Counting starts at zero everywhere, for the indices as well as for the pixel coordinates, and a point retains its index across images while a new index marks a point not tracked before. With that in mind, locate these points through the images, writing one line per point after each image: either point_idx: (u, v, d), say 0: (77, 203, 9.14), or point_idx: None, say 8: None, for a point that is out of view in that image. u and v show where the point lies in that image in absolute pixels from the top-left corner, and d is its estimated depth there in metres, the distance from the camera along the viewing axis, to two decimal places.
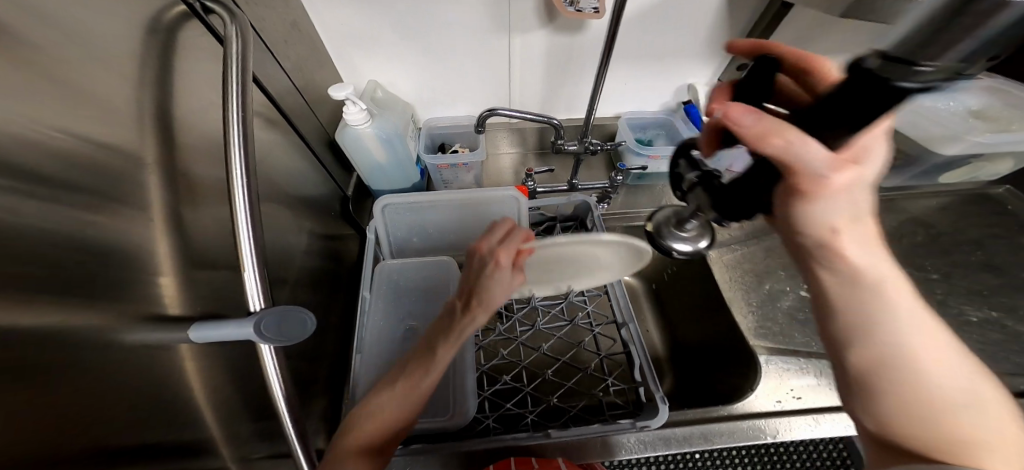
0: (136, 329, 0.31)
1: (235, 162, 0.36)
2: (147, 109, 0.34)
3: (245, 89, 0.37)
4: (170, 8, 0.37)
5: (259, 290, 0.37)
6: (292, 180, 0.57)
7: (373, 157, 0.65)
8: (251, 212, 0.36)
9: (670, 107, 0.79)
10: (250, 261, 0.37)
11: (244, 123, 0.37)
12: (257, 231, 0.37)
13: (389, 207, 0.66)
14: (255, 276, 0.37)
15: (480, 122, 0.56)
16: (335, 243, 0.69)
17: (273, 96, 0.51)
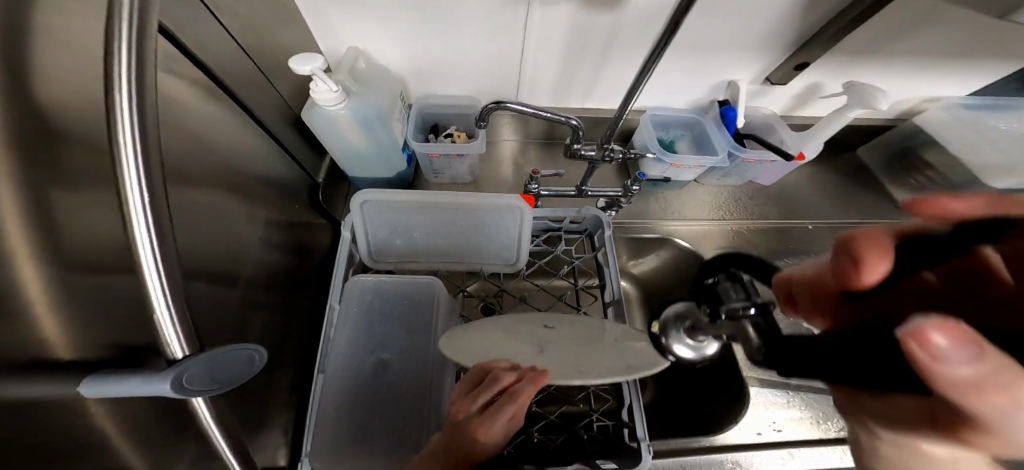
0: (10, 383, 0.23)
1: (121, 167, 0.23)
2: (26, 80, 0.24)
3: (140, 46, 0.24)
4: None
5: (173, 320, 0.27)
6: (242, 164, 0.47)
7: (350, 139, 0.56)
8: (155, 211, 0.25)
9: (702, 106, 0.69)
10: (158, 280, 0.26)
11: (139, 70, 0.24)
12: (166, 240, 0.25)
13: (368, 204, 0.56)
14: (166, 302, 0.26)
15: (483, 114, 0.46)
16: (298, 234, 0.62)
17: (208, 67, 0.40)
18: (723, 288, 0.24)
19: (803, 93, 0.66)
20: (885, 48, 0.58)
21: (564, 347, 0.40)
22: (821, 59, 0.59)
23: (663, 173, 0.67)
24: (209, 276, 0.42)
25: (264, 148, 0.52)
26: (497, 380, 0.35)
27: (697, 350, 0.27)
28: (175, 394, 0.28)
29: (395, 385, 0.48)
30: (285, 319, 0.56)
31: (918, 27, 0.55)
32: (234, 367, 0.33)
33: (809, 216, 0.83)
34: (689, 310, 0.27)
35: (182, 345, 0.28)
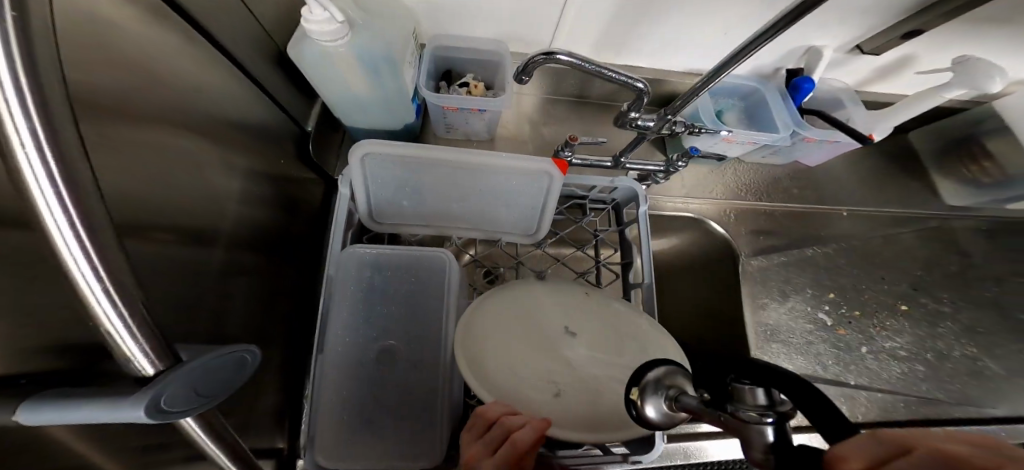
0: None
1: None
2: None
3: None
4: None
5: (125, 324, 0.19)
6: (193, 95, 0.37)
7: (350, 84, 0.45)
8: (57, 150, 0.15)
9: (765, 74, 0.59)
10: (84, 264, 0.17)
11: None
12: (85, 197, 0.16)
13: (370, 158, 0.48)
14: (107, 297, 0.18)
15: (527, 67, 0.37)
16: (282, 187, 0.53)
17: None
18: (737, 387, 0.20)
19: (889, 67, 0.57)
20: (1006, 24, 0.50)
21: (575, 380, 0.44)
22: (942, 27, 0.49)
23: (710, 147, 0.59)
24: (179, 245, 0.35)
25: (231, 86, 0.43)
26: (504, 425, 0.36)
27: (661, 414, 0.23)
28: (153, 421, 0.21)
29: (406, 371, 0.44)
30: (272, 290, 0.50)
31: None
32: (219, 376, 0.27)
33: (844, 201, 0.77)
34: (671, 375, 0.24)
35: (149, 358, 0.21)
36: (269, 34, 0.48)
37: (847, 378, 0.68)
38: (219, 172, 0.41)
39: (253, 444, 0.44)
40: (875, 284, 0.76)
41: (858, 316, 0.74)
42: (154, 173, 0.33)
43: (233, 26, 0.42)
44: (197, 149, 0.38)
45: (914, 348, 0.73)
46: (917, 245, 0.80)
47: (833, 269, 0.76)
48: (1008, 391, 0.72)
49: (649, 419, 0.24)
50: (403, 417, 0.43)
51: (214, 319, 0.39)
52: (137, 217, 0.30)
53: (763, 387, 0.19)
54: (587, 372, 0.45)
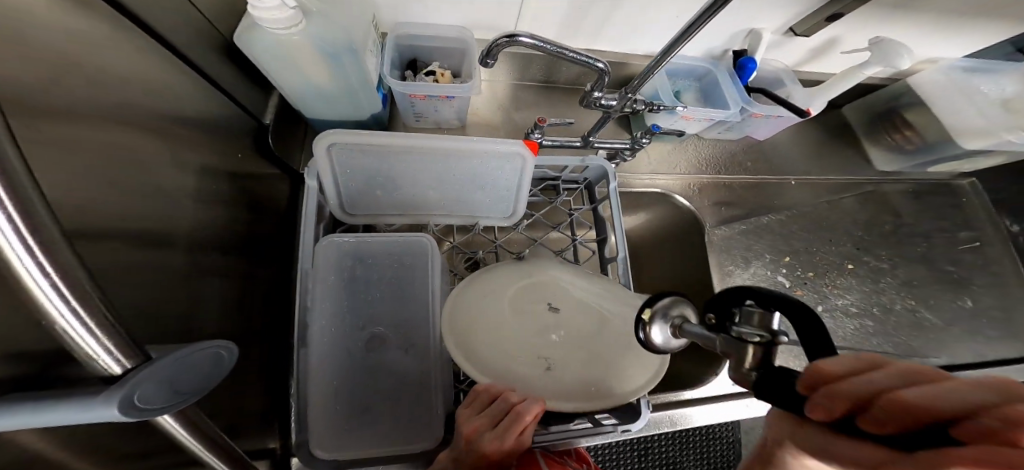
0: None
1: None
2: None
3: None
4: None
5: (84, 322, 0.17)
6: (136, 93, 0.36)
7: (308, 74, 0.44)
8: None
9: (715, 55, 0.62)
10: (27, 257, 0.15)
11: None
12: (14, 179, 0.14)
13: (336, 149, 0.47)
14: (58, 293, 0.16)
15: (490, 50, 0.37)
16: (247, 188, 0.52)
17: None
18: (746, 312, 0.22)
19: (820, 48, 0.61)
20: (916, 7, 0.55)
21: (561, 352, 0.46)
22: (862, 8, 0.54)
23: (670, 126, 0.62)
24: (140, 251, 0.33)
25: (179, 82, 0.41)
26: (506, 399, 0.38)
27: (665, 339, 0.27)
28: (132, 418, 0.21)
29: (395, 358, 0.45)
30: (245, 291, 0.49)
31: None
32: (194, 371, 0.26)
33: (792, 172, 0.84)
34: (678, 305, 0.28)
35: (112, 353, 0.20)
36: (214, 26, 0.46)
37: None
38: (175, 175, 0.40)
39: (243, 447, 0.43)
40: (825, 246, 0.84)
41: (812, 277, 0.81)
42: (106, 174, 0.31)
43: (173, 21, 0.40)
44: (147, 150, 0.36)
45: (862, 303, 0.81)
46: (859, 208, 0.88)
47: (788, 236, 0.82)
48: (943, 339, 0.81)
49: (655, 341, 0.28)
50: (398, 404, 0.43)
51: (189, 317, 0.38)
52: (89, 217, 0.29)
53: (769, 311, 0.21)
54: (571, 342, 0.47)
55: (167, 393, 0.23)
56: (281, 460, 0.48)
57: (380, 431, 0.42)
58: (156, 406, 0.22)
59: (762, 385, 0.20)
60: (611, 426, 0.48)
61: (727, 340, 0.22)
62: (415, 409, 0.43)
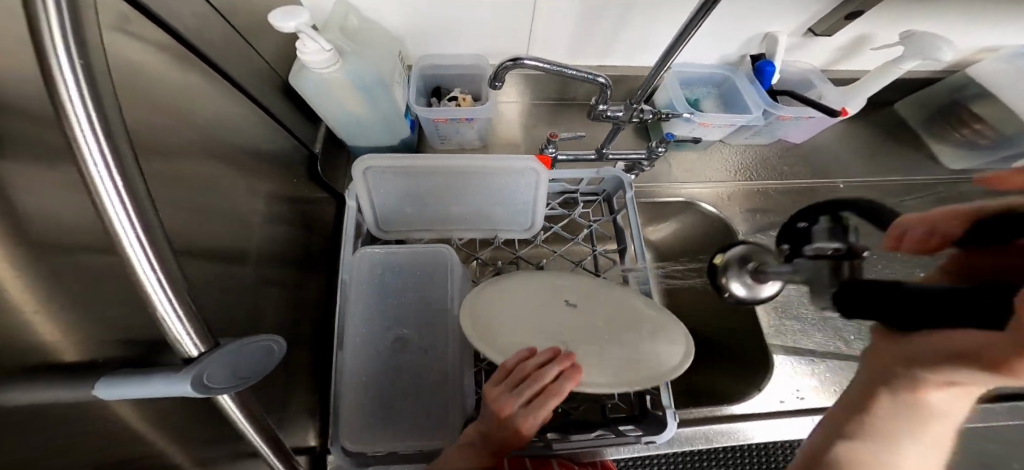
0: (14, 390, 0.22)
1: (83, 134, 0.16)
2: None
3: None
4: None
5: (177, 312, 0.21)
6: (223, 132, 0.44)
7: (347, 108, 0.51)
8: (109, 133, 0.17)
9: (732, 62, 0.63)
10: (142, 256, 0.19)
11: None
12: (141, 200, 0.19)
13: (372, 171, 0.52)
14: (162, 284, 0.20)
15: (499, 75, 0.41)
16: (301, 209, 0.59)
17: (170, 29, 0.38)
18: (809, 229, 0.26)
19: (849, 46, 0.59)
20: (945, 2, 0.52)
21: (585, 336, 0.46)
22: (883, 5, 0.52)
23: (689, 134, 0.62)
24: (217, 259, 0.40)
25: (248, 120, 0.49)
26: (539, 378, 0.38)
27: (749, 290, 0.32)
28: (201, 395, 0.26)
29: (419, 359, 0.48)
30: (296, 298, 0.55)
31: None
32: (253, 363, 0.30)
33: (838, 174, 0.78)
34: (752, 253, 0.32)
35: (192, 342, 0.26)
36: (276, 74, 0.56)
37: None
38: (247, 197, 0.47)
39: (288, 441, 0.47)
40: None
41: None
42: (195, 194, 0.39)
43: (247, 73, 0.50)
44: (228, 177, 0.44)
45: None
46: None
47: None
48: None
49: (740, 295, 0.32)
50: (425, 404, 0.46)
51: (251, 319, 0.45)
52: (178, 232, 0.35)
53: (833, 219, 0.26)
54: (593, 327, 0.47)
55: (233, 377, 0.28)
56: (320, 455, 0.52)
57: (407, 430, 0.44)
58: (222, 388, 0.28)
59: (842, 299, 0.22)
60: (632, 436, 0.46)
61: (807, 259, 0.25)
62: (440, 407, 0.45)
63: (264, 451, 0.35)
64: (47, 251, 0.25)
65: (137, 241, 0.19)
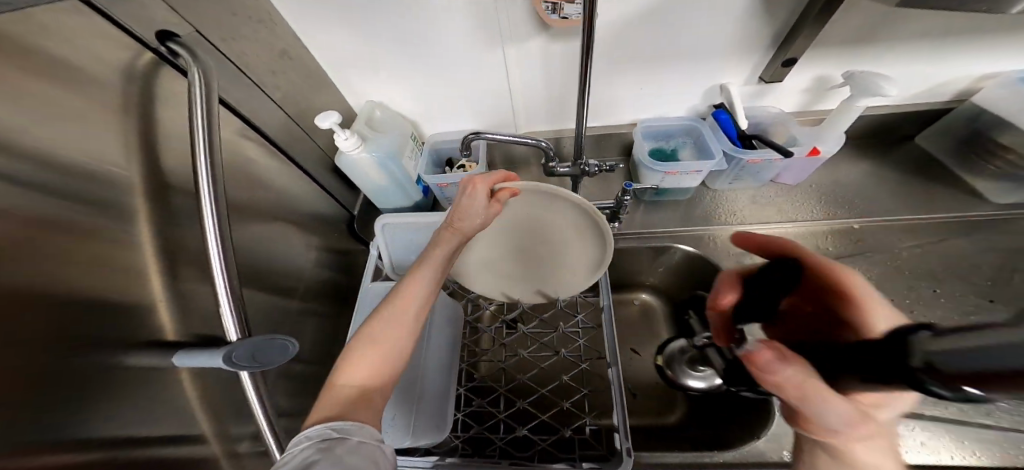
0: (131, 351, 0.37)
1: (205, 210, 0.39)
2: (157, 161, 0.41)
3: (211, 127, 0.39)
4: (142, 59, 0.40)
5: (229, 303, 0.40)
6: (300, 199, 0.63)
7: (372, 179, 0.68)
8: (217, 210, 0.39)
9: (701, 112, 0.71)
10: (219, 267, 0.39)
11: (209, 134, 0.39)
12: (224, 237, 0.40)
13: (387, 226, 0.64)
14: (225, 284, 0.40)
15: (467, 142, 0.56)
16: (345, 256, 0.75)
17: (268, 133, 0.56)
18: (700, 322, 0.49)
19: (811, 88, 0.65)
20: (876, 40, 0.58)
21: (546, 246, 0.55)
22: (808, 52, 0.59)
23: (660, 183, 0.69)
24: (269, 285, 0.56)
25: (315, 192, 0.67)
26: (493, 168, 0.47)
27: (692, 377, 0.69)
28: (228, 367, 0.40)
29: None
30: (328, 326, 0.68)
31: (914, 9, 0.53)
32: (270, 357, 0.42)
33: (864, 211, 0.69)
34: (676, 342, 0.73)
35: (233, 333, 0.41)
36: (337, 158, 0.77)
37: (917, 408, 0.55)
38: (305, 245, 0.65)
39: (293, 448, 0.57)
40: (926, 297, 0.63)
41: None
42: (264, 238, 0.56)
43: None
44: (293, 230, 0.62)
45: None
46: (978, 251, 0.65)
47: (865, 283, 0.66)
48: None
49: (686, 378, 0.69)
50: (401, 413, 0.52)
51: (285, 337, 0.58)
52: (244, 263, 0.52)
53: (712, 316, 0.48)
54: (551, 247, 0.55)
55: (250, 360, 0.41)
56: None
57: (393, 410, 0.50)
58: (245, 366, 0.40)
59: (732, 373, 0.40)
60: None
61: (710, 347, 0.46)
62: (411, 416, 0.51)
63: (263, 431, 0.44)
64: (172, 266, 0.42)
65: (219, 258, 0.39)
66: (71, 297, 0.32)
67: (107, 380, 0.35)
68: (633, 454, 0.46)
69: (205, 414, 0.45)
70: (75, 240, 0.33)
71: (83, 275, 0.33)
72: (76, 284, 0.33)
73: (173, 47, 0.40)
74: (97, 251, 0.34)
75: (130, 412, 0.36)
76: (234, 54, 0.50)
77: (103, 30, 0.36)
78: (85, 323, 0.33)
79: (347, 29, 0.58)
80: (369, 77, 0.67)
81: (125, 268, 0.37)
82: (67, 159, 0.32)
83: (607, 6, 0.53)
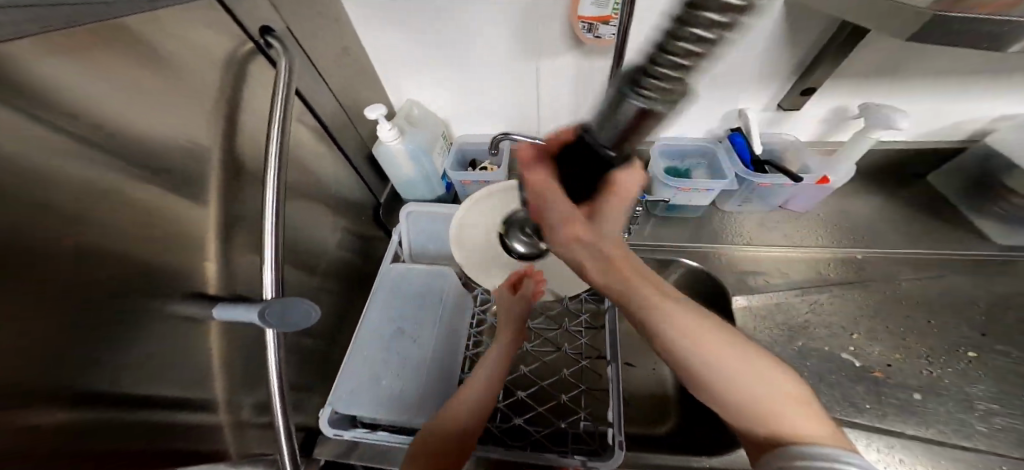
0: (175, 301, 0.41)
1: (268, 180, 0.44)
2: (226, 134, 0.46)
3: (286, 110, 0.45)
4: (241, 48, 0.46)
5: (273, 262, 0.45)
6: (336, 183, 0.68)
7: (403, 170, 0.72)
8: (278, 181, 0.45)
9: (717, 135, 0.74)
10: (268, 229, 0.45)
11: (284, 116, 0.45)
12: (280, 206, 0.46)
13: (412, 213, 0.67)
14: (271, 247, 0.45)
15: (495, 143, 0.60)
16: (366, 242, 0.79)
17: (321, 120, 0.62)
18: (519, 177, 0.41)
19: (829, 118, 0.68)
20: (889, 78, 0.61)
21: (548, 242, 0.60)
22: (828, 83, 0.63)
23: (672, 198, 0.72)
24: (298, 258, 0.60)
25: (350, 179, 0.72)
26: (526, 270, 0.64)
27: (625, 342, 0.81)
28: (260, 321, 0.43)
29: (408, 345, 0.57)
30: (342, 306, 0.72)
31: (926, 52, 0.57)
32: (295, 318, 0.45)
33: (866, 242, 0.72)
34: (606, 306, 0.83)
35: (271, 292, 0.45)
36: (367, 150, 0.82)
37: (901, 428, 0.59)
38: (333, 226, 0.69)
39: (295, 418, 0.59)
40: (919, 327, 0.66)
41: (899, 360, 0.64)
42: (300, 215, 0.60)
43: None
44: (324, 211, 0.66)
45: (999, 397, 0.59)
46: (972, 288, 0.68)
47: (862, 310, 0.68)
48: None
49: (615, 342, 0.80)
50: (406, 386, 0.53)
51: None
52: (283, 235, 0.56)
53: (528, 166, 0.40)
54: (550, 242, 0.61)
55: (277, 320, 0.44)
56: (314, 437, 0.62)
57: (407, 382, 0.53)
58: (272, 324, 0.44)
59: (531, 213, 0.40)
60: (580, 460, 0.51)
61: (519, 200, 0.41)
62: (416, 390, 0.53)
63: (276, 391, 0.47)
64: (211, 227, 0.45)
65: (271, 223, 0.45)
66: (142, 242, 0.37)
67: (153, 321, 0.38)
68: (623, 447, 0.50)
69: (216, 372, 0.47)
70: (153, 192, 0.37)
71: (151, 224, 0.37)
72: (146, 231, 0.37)
73: (271, 39, 0.47)
74: (166, 204, 0.39)
75: (164, 358, 0.40)
76: (309, 48, 0.56)
77: (221, 22, 0.43)
78: (147, 268, 0.38)
79: (399, 31, 0.64)
80: (410, 78, 0.72)
81: (179, 224, 0.41)
82: (159, 119, 0.37)
83: (638, 28, 0.57)
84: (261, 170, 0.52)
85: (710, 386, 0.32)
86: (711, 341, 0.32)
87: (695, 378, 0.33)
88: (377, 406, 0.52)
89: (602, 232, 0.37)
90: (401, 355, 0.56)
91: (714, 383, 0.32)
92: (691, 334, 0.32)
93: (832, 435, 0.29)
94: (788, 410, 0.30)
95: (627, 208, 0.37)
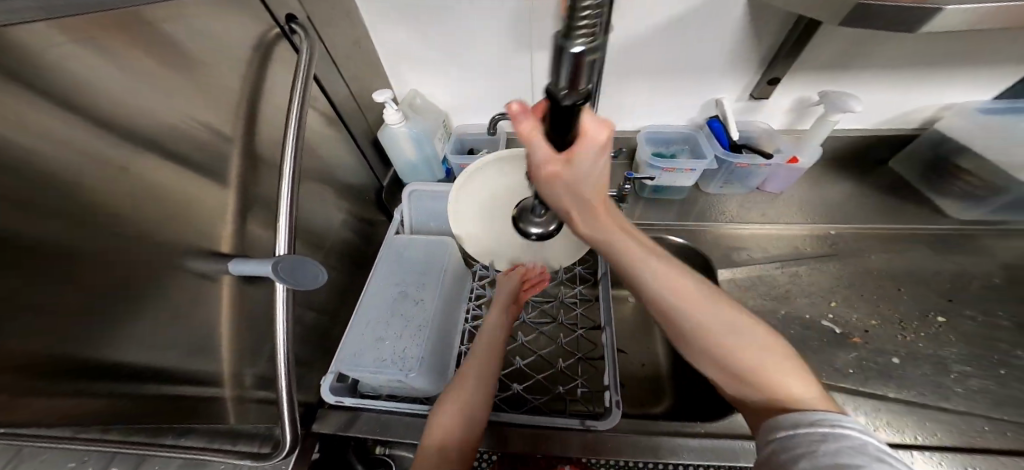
0: (188, 257, 0.43)
1: (287, 147, 0.48)
2: (242, 104, 0.49)
3: (306, 84, 0.50)
4: (266, 33, 0.51)
5: (286, 219, 0.47)
6: (342, 166, 0.72)
7: (406, 155, 0.77)
8: (296, 148, 0.48)
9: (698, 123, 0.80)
10: (286, 192, 0.47)
11: (303, 90, 0.50)
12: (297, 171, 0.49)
13: (414, 193, 0.71)
14: (286, 206, 0.47)
15: (492, 124, 0.65)
16: (368, 227, 0.82)
17: (334, 105, 0.66)
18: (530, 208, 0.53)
19: (796, 107, 0.75)
20: (844, 71, 0.68)
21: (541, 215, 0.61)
22: (791, 75, 0.69)
23: (657, 179, 0.76)
24: (305, 232, 0.63)
25: (355, 164, 0.76)
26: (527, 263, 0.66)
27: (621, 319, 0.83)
28: (273, 274, 0.46)
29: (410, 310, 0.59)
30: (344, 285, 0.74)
31: (872, 47, 0.64)
32: (303, 274, 0.48)
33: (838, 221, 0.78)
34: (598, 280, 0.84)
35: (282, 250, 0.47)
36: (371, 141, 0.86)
37: (884, 391, 0.62)
38: (338, 207, 0.72)
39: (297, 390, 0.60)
40: (890, 296, 0.71)
41: (875, 326, 0.68)
42: (309, 192, 0.64)
43: None
44: (332, 191, 0.70)
45: (968, 358, 0.64)
46: (936, 260, 0.74)
47: (836, 282, 0.73)
48: None
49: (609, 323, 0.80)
50: (404, 347, 0.55)
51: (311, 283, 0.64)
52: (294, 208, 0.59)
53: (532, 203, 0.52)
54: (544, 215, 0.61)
55: (289, 275, 0.47)
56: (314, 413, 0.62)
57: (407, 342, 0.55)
58: (283, 279, 0.46)
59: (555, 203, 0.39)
60: (579, 422, 0.54)
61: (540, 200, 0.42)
62: (414, 350, 0.55)
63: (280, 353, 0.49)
64: (230, 191, 0.48)
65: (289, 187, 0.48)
66: (167, 196, 0.40)
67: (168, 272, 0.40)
68: (620, 405, 0.53)
69: (225, 333, 0.49)
70: (181, 151, 0.41)
71: (175, 182, 0.40)
72: (171, 186, 0.40)
73: (293, 25, 0.52)
74: (190, 164, 0.42)
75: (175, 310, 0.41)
76: (325, 39, 0.61)
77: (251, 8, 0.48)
78: (169, 221, 0.40)
79: (405, 27, 0.69)
80: (414, 72, 0.77)
81: (200, 184, 0.44)
82: (190, 87, 0.41)
83: (622, 24, 0.64)
84: (276, 144, 0.56)
85: (715, 353, 0.37)
86: (695, 294, 0.38)
87: (711, 355, 0.38)
88: (377, 366, 0.53)
89: (581, 176, 0.32)
90: (401, 319, 0.58)
91: (719, 350, 0.37)
92: (684, 294, 0.38)
93: (821, 394, 0.35)
94: (781, 372, 0.36)
95: (611, 155, 0.32)
